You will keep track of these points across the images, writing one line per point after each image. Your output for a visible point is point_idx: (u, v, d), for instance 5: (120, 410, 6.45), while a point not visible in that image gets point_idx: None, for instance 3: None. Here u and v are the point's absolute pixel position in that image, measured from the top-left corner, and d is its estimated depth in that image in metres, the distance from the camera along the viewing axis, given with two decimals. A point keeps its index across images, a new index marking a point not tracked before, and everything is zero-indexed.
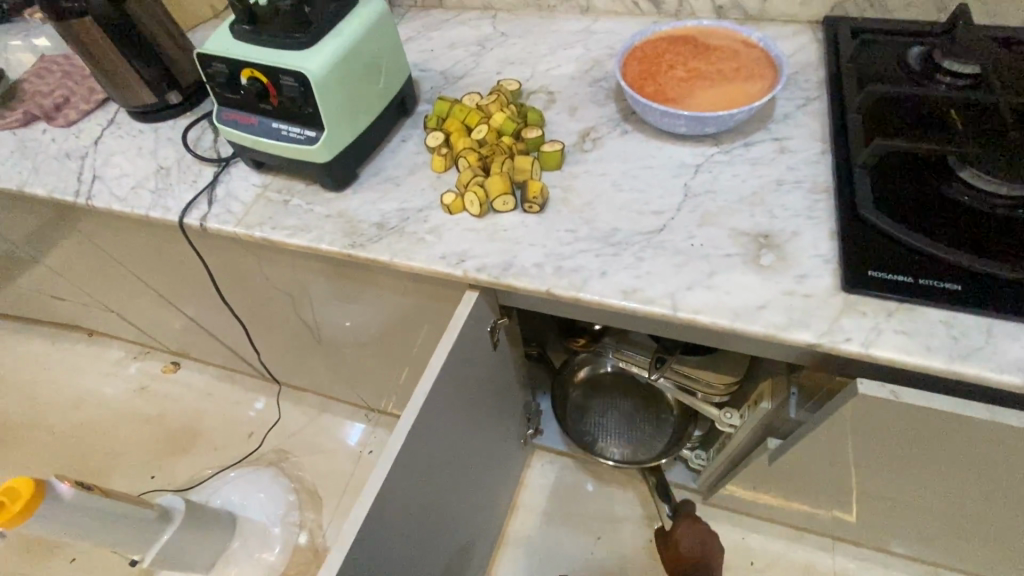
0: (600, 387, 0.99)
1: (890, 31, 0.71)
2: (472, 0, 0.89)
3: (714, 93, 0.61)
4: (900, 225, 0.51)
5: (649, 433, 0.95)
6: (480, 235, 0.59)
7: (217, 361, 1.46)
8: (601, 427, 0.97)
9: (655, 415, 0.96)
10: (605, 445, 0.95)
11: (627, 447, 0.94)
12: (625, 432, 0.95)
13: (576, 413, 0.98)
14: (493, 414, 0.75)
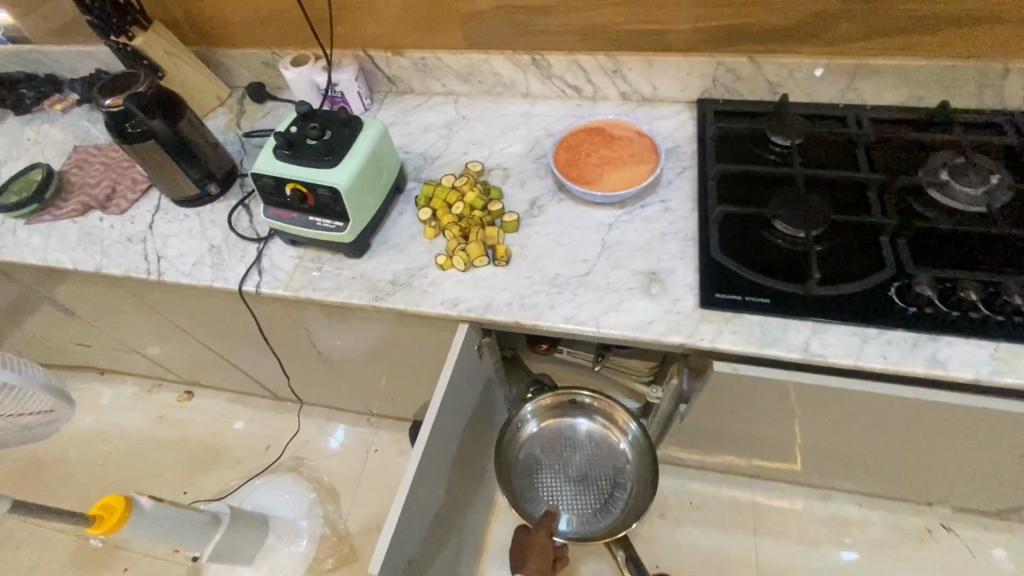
0: (572, 438, 1.07)
1: (740, 111, 1.00)
2: (438, 88, 1.14)
3: (618, 174, 0.89)
4: (736, 261, 0.80)
5: (606, 495, 1.02)
6: (466, 285, 0.85)
7: (231, 386, 1.67)
8: (558, 481, 1.04)
9: (618, 473, 1.04)
10: (566, 510, 1.02)
11: (586, 511, 1.02)
12: (584, 492, 1.03)
13: (542, 456, 1.06)
14: (483, 407, 1.02)
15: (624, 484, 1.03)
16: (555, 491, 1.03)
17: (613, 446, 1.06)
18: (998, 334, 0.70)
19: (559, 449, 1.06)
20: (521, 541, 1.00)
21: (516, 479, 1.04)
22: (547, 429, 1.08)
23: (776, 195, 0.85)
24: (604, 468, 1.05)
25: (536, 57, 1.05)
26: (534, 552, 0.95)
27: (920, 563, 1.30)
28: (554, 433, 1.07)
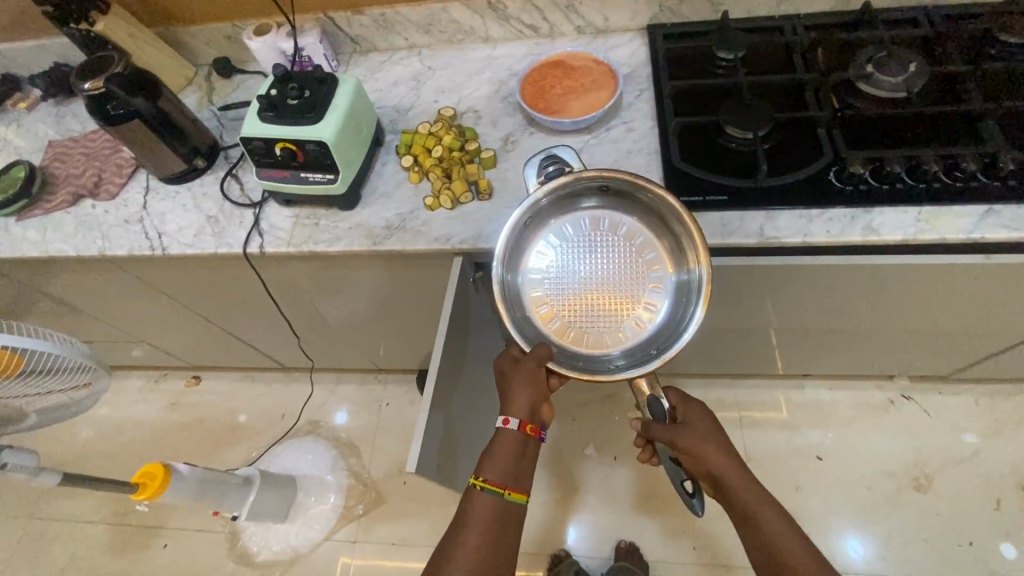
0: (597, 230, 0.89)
1: (685, 33, 1.08)
2: (400, 42, 1.18)
3: (581, 102, 0.96)
4: (695, 167, 0.89)
5: (631, 313, 0.86)
6: (455, 220, 0.92)
7: (237, 364, 1.73)
8: (574, 291, 0.88)
9: (648, 283, 0.88)
10: (577, 327, 0.87)
11: (600, 329, 0.87)
12: (604, 302, 0.87)
13: (564, 253, 0.88)
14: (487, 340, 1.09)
15: (655, 297, 0.87)
16: (570, 304, 0.87)
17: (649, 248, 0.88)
18: (921, 199, 0.82)
19: (585, 246, 0.88)
20: (501, 373, 0.83)
21: (518, 281, 0.88)
22: (575, 221, 0.90)
23: (726, 103, 0.93)
24: (633, 276, 0.87)
25: (492, 1, 1.09)
26: (521, 387, 0.80)
27: (885, 429, 1.47)
28: (581, 227, 0.89)
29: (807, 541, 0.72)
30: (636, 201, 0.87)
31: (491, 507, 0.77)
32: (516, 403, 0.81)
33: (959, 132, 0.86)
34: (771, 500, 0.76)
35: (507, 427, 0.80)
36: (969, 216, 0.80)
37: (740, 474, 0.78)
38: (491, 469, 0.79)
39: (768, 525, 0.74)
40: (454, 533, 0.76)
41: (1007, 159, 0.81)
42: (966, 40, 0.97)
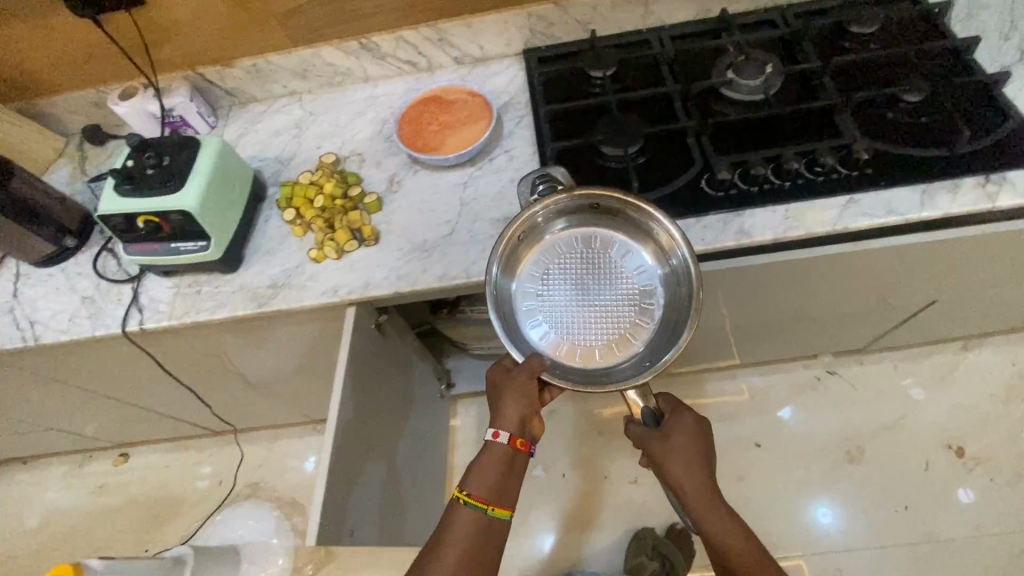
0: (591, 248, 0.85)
1: (559, 55, 1.09)
2: (279, 90, 1.15)
3: (458, 136, 0.95)
4: (575, 190, 0.90)
5: (630, 331, 0.82)
6: (342, 271, 0.90)
7: (165, 436, 1.64)
8: (570, 312, 0.83)
9: (645, 303, 0.83)
10: (571, 347, 0.82)
11: (594, 348, 0.82)
12: (600, 323, 0.83)
13: (558, 272, 0.85)
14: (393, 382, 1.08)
15: (652, 315, 0.83)
16: (568, 324, 0.83)
17: (641, 265, 0.85)
18: (787, 197, 0.84)
19: (578, 265, 0.85)
20: (495, 383, 0.79)
21: (511, 300, 0.83)
22: (569, 239, 0.86)
23: (599, 122, 0.94)
24: (629, 293, 0.84)
25: (364, 41, 1.08)
26: (513, 397, 0.76)
27: (816, 408, 1.52)
28: (573, 246, 0.86)
29: (776, 570, 0.71)
30: (630, 219, 0.84)
31: (475, 520, 0.72)
32: (508, 415, 0.76)
33: (818, 127, 0.89)
34: (741, 526, 0.73)
35: (498, 440, 0.75)
36: (833, 208, 0.83)
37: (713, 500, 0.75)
38: (477, 486, 0.73)
39: (736, 553, 0.72)
40: (433, 546, 0.71)
41: (861, 149, 0.84)
42: (820, 35, 1.01)
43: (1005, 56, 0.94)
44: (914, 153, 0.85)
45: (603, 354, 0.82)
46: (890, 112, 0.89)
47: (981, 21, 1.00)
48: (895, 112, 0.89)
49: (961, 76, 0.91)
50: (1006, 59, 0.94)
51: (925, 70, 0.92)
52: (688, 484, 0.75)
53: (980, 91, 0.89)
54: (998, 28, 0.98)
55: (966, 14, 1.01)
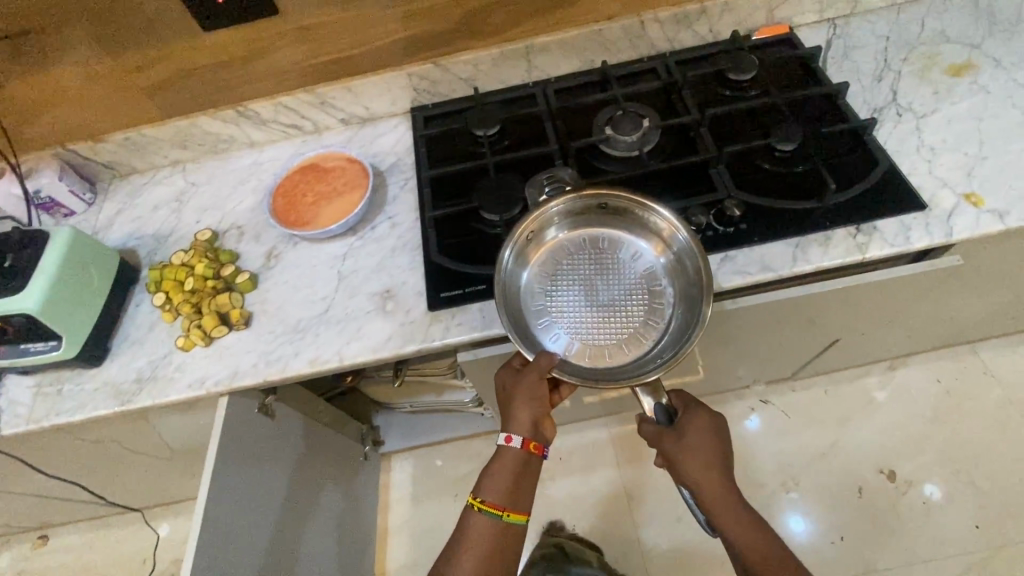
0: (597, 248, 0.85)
1: (445, 112, 1.06)
2: (161, 160, 1.11)
3: (332, 208, 0.92)
4: (452, 259, 0.87)
5: (643, 328, 0.81)
6: (211, 360, 0.85)
7: (84, 515, 1.55)
8: (581, 311, 0.82)
9: (654, 301, 0.82)
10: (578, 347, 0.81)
11: (601, 348, 0.81)
12: (607, 323, 0.82)
13: (566, 274, 0.84)
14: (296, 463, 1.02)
15: (660, 312, 0.82)
16: (580, 323, 0.82)
17: (646, 263, 0.84)
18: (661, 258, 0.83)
19: (587, 266, 0.85)
20: (504, 385, 0.78)
21: (522, 302, 0.82)
22: (574, 240, 0.86)
23: (477, 185, 0.92)
24: (638, 291, 0.83)
25: (241, 109, 1.04)
26: (524, 402, 0.76)
27: (751, 437, 1.51)
28: (580, 248, 0.85)
29: (792, 562, 0.72)
30: (635, 219, 0.84)
31: (489, 526, 0.74)
32: (518, 418, 0.76)
33: (693, 182, 0.88)
34: (757, 520, 0.75)
35: (511, 446, 0.76)
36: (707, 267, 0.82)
37: (728, 497, 0.76)
38: (492, 491, 0.75)
39: (752, 548, 0.73)
40: (452, 549, 0.74)
41: (731, 206, 0.83)
42: (700, 83, 1.00)
43: (876, 99, 0.95)
44: (785, 206, 0.84)
45: (610, 353, 0.81)
46: (764, 164, 0.88)
47: (854, 62, 1.01)
48: (768, 163, 0.88)
49: (833, 123, 0.91)
50: (878, 101, 0.95)
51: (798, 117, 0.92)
52: (706, 482, 0.76)
53: (850, 138, 0.89)
54: (870, 70, 0.99)
55: (840, 56, 1.03)
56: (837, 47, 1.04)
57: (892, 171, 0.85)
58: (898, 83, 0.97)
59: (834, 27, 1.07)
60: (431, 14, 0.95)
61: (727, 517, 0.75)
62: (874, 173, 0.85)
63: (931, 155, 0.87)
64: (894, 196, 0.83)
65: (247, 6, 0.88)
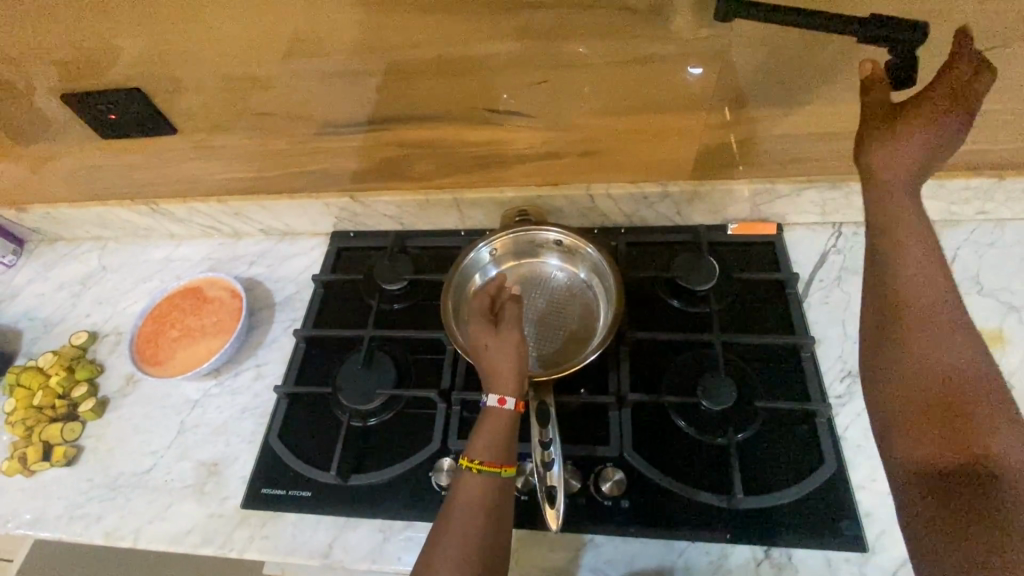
0: (542, 277, 0.82)
1: (362, 248, 0.95)
2: (84, 235, 1.07)
3: (192, 351, 0.85)
4: (290, 449, 0.76)
5: (575, 345, 0.76)
6: (23, 494, 0.79)
7: None
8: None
9: (584, 331, 0.77)
10: None
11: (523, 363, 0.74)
12: (536, 340, 0.77)
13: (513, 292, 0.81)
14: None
15: (588, 342, 0.76)
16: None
17: (581, 286, 0.81)
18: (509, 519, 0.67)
19: (533, 291, 0.81)
20: (479, 342, 0.67)
21: (465, 309, 0.79)
22: (529, 266, 0.83)
23: (345, 361, 0.81)
24: (572, 313, 0.79)
25: (155, 205, 0.99)
26: (500, 358, 0.65)
27: None
28: (530, 273, 0.82)
29: (973, 393, 0.46)
30: (585, 261, 0.80)
31: (474, 521, 0.57)
32: (497, 374, 0.64)
33: (584, 425, 0.71)
34: (977, 337, 0.49)
35: (496, 409, 0.63)
36: (563, 547, 0.66)
37: (936, 312, 0.49)
38: (468, 488, 0.59)
39: (961, 389, 0.47)
40: (428, 558, 0.56)
41: (610, 477, 0.66)
42: (643, 285, 0.83)
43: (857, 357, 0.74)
44: (681, 492, 0.66)
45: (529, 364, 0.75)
46: (680, 421, 0.69)
47: (848, 294, 0.80)
48: (683, 421, 0.69)
49: (781, 390, 0.72)
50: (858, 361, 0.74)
51: (739, 367, 0.73)
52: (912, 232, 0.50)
53: (794, 417, 0.69)
54: None
55: (832, 281, 0.81)
56: (833, 266, 0.83)
57: (836, 481, 0.65)
58: None
59: (837, 236, 0.85)
60: (346, 151, 0.87)
61: (909, 349, 0.49)
62: (811, 480, 0.65)
63: None
64: (826, 520, 0.63)
65: (147, 125, 0.85)
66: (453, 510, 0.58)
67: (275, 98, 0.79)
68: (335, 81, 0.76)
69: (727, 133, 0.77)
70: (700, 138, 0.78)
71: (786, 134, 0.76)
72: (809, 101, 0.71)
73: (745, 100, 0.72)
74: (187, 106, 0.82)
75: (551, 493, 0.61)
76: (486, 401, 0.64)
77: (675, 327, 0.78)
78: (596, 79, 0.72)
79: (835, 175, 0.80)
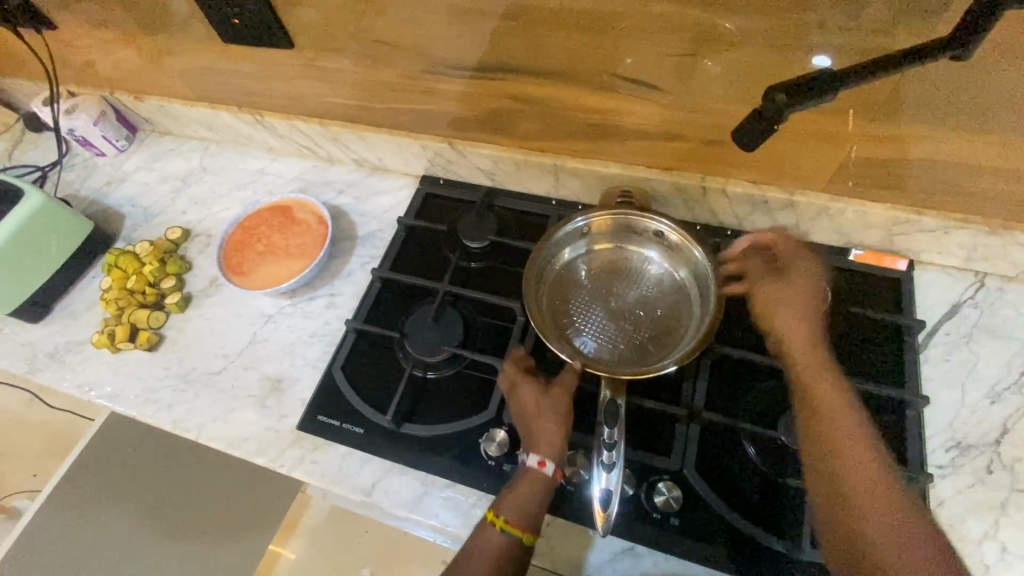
0: (636, 268, 0.77)
1: (449, 197, 0.93)
2: (190, 133, 1.11)
3: (272, 269, 0.87)
4: (348, 384, 0.77)
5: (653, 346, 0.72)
6: (108, 368, 0.85)
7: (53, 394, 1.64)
8: (583, 317, 0.74)
9: (669, 334, 0.72)
10: (579, 341, 0.72)
11: (601, 353, 0.71)
12: (617, 332, 0.73)
13: (602, 279, 0.77)
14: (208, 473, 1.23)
15: (673, 346, 0.71)
16: (582, 324, 0.74)
17: (672, 284, 0.76)
18: (552, 506, 0.65)
19: (623, 282, 0.76)
20: (534, 395, 0.66)
21: (550, 284, 0.76)
22: (626, 254, 0.78)
23: (416, 310, 0.80)
24: (660, 313, 0.74)
25: (259, 117, 0.99)
26: (548, 414, 0.65)
27: None
28: (624, 262, 0.78)
29: None
30: (688, 263, 0.75)
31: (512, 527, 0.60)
32: (538, 441, 0.64)
33: (648, 432, 0.68)
34: None
35: (537, 466, 0.62)
36: (603, 548, 0.64)
37: None
38: (523, 488, 0.61)
39: None
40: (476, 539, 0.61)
41: (666, 492, 0.63)
42: (740, 296, 0.76)
43: (970, 428, 0.66)
44: (737, 524, 0.62)
45: (607, 355, 0.71)
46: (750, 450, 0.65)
47: (975, 356, 0.70)
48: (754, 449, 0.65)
49: None
50: (970, 434, 0.66)
51: None
52: None
53: None
54: (991, 378, 0.69)
55: (959, 336, 0.72)
56: (964, 320, 0.73)
57: None
58: (1020, 416, 0.66)
59: (978, 288, 0.75)
60: (454, 95, 0.83)
61: None
62: None
63: (998, 560, 0.59)
64: None
65: (264, 34, 0.83)
66: (500, 507, 0.61)
67: (393, 26, 0.76)
68: (458, 18, 0.71)
69: (880, 148, 0.67)
70: (848, 148, 0.68)
71: (952, 162, 0.65)
72: (999, 129, 0.60)
73: (914, 114, 0.62)
74: (306, 20, 0.80)
75: (606, 496, 0.58)
76: (528, 461, 0.63)
77: (766, 351, 0.72)
78: (745, 60, 0.63)
79: (999, 219, 0.69)
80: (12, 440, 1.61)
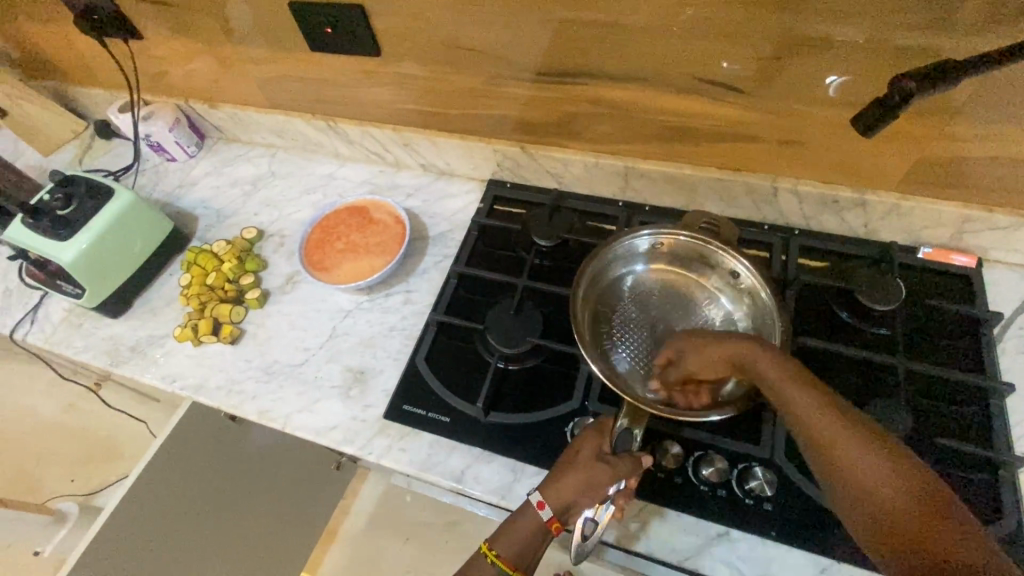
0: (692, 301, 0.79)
1: (518, 199, 0.96)
2: (258, 140, 1.15)
3: (350, 267, 0.90)
4: (432, 375, 0.79)
5: None
6: (190, 361, 0.87)
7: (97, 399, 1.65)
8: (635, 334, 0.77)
9: None
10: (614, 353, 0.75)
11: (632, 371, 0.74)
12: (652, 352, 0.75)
13: (654, 302, 0.79)
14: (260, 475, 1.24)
15: None
16: (624, 337, 0.77)
17: (727, 321, 0.77)
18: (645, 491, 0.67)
19: (674, 311, 0.79)
20: (579, 446, 0.64)
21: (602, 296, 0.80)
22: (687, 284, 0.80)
23: (496, 304, 0.82)
24: None
25: (333, 124, 1.04)
26: (577, 474, 0.62)
27: None
28: (682, 293, 0.80)
29: None
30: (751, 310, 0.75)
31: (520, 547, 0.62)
32: (560, 488, 0.62)
33: (735, 420, 0.70)
34: None
35: (534, 508, 0.63)
36: (697, 531, 0.65)
37: None
38: (528, 518, 0.63)
39: None
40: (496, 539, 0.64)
41: (761, 476, 0.64)
42: (813, 290, 0.79)
43: None
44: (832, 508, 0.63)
45: (637, 373, 0.74)
46: None
47: None
48: None
49: (960, 434, 0.66)
50: None
51: (916, 399, 0.68)
52: None
53: (972, 461, 0.64)
54: None
55: None
56: None
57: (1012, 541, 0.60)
58: None
59: None
60: (532, 100, 0.87)
61: None
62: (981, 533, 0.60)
63: None
64: None
65: (353, 41, 0.88)
66: (510, 526, 0.64)
67: (480, 34, 0.80)
68: (547, 26, 0.76)
69: (953, 148, 0.70)
70: (922, 148, 0.72)
71: None
72: None
73: (991, 115, 0.65)
74: (395, 30, 0.84)
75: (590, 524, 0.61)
76: (530, 495, 0.64)
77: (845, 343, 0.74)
78: (829, 62, 0.67)
79: None
80: (54, 446, 1.61)
